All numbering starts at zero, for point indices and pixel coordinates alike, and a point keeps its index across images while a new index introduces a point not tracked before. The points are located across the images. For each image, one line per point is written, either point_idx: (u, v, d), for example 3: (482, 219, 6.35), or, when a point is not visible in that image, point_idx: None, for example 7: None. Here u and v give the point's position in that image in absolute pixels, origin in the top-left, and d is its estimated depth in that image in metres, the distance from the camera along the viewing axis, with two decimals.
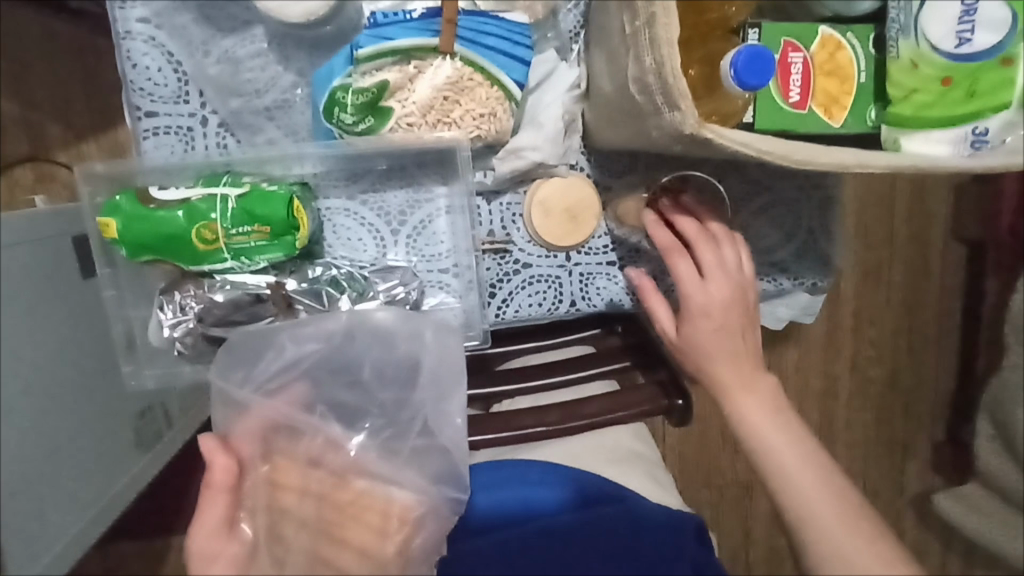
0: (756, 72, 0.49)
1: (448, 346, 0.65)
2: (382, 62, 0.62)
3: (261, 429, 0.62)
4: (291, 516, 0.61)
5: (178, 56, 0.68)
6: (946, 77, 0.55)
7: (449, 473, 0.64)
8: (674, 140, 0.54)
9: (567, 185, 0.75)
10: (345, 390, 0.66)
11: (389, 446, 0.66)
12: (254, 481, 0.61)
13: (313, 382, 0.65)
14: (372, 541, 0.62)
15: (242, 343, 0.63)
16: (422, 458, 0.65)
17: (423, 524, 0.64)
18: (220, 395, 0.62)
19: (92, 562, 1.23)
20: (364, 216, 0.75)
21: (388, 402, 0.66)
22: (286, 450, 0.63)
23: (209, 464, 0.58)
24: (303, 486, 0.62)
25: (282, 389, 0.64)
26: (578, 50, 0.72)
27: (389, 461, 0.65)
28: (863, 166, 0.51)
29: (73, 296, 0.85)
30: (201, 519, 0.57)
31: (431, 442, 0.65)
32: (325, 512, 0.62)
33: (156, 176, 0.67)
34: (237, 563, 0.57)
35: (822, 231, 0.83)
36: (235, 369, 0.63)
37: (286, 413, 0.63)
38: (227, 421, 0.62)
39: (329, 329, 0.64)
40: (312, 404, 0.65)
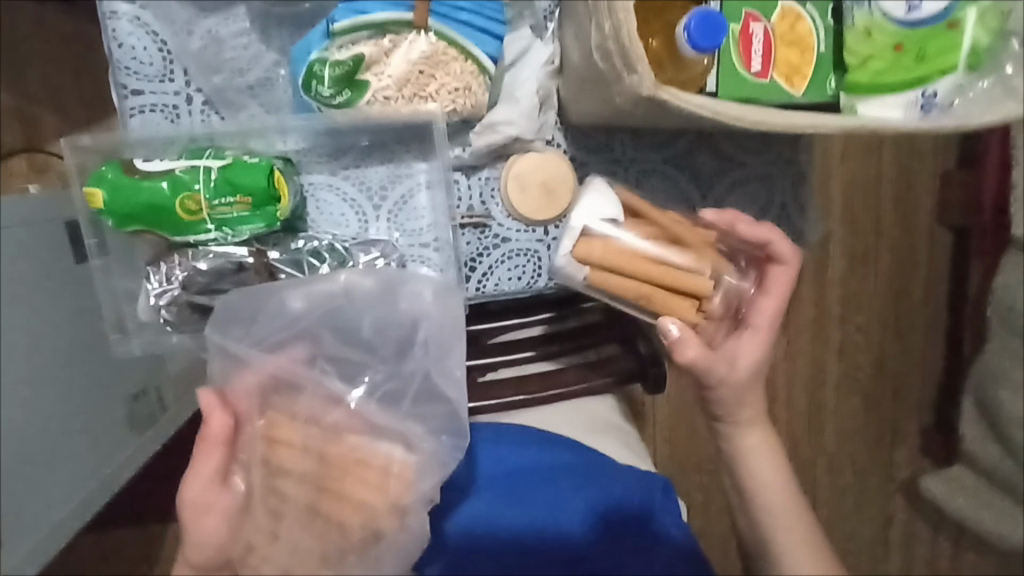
0: (707, 36, 0.52)
1: (453, 303, 0.65)
2: (358, 35, 0.64)
3: (259, 386, 0.63)
4: (287, 473, 0.61)
5: (163, 36, 0.70)
6: (898, 43, 0.58)
7: (450, 422, 0.65)
8: (636, 106, 0.56)
9: (543, 161, 0.77)
10: (343, 346, 0.66)
11: (387, 399, 0.65)
12: (250, 435, 0.63)
13: (312, 339, 0.65)
14: (370, 494, 0.61)
15: (241, 302, 0.64)
16: (422, 412, 0.65)
17: (423, 475, 0.63)
18: (218, 348, 0.63)
19: (88, 544, 1.25)
20: (346, 191, 0.77)
21: (386, 357, 0.66)
22: (283, 405, 0.63)
23: (206, 419, 0.61)
24: (300, 442, 0.62)
25: (283, 346, 0.64)
26: (553, 28, 0.74)
27: (390, 413, 0.65)
28: (816, 127, 0.54)
29: (68, 278, 0.87)
30: (196, 468, 0.61)
31: (432, 396, 0.65)
32: (322, 466, 0.62)
33: (141, 150, 0.70)
34: (227, 516, 0.61)
35: (796, 206, 0.84)
36: (233, 325, 0.63)
37: (286, 368, 0.64)
38: (226, 374, 0.63)
39: (326, 290, 0.64)
40: (313, 359, 0.65)
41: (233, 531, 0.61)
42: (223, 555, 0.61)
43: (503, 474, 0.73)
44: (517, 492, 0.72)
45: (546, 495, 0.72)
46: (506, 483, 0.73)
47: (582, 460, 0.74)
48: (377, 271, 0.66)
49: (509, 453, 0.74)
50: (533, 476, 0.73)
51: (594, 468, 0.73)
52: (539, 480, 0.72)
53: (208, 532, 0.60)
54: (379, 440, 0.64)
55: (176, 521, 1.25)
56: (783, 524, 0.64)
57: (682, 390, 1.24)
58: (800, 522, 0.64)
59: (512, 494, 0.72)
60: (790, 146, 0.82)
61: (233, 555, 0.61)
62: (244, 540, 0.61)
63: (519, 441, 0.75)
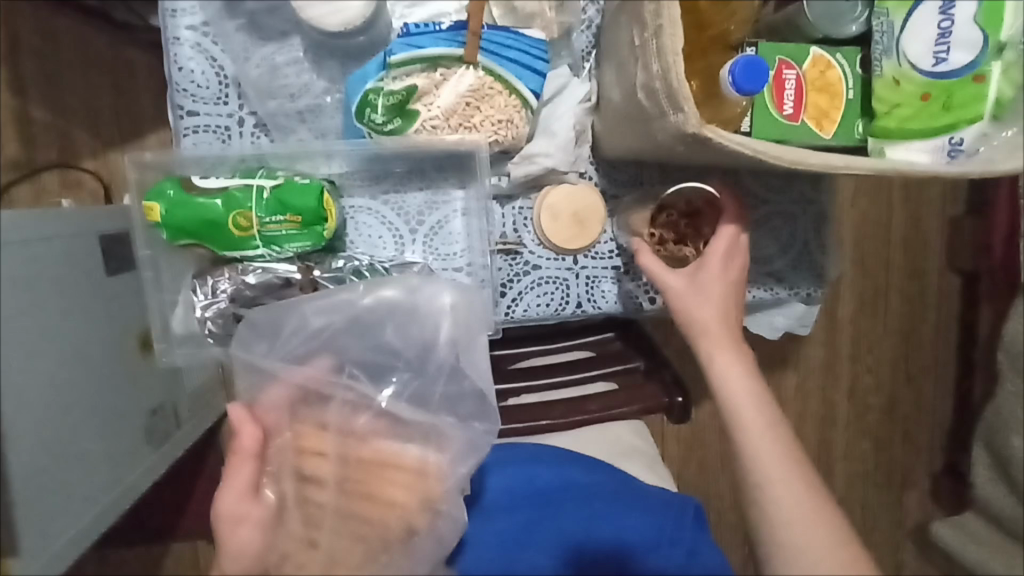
0: (751, 79, 0.55)
1: (472, 301, 0.65)
2: (412, 68, 0.68)
3: (287, 400, 0.62)
4: (319, 482, 0.60)
5: (222, 62, 0.74)
6: (925, 92, 0.62)
7: (481, 410, 0.63)
8: (677, 143, 0.59)
9: (575, 193, 0.80)
10: (369, 350, 0.65)
11: (416, 395, 0.64)
12: (280, 447, 0.61)
13: (339, 346, 0.64)
14: (403, 491, 0.60)
15: (264, 317, 0.65)
16: (453, 402, 0.64)
17: (461, 460, 0.63)
18: (244, 366, 0.63)
19: (89, 562, 1.24)
20: (385, 215, 0.80)
21: (412, 357, 0.64)
22: (309, 416, 0.62)
23: (237, 431, 0.59)
24: (331, 451, 0.61)
25: (309, 357, 0.64)
26: (590, 68, 0.78)
27: (419, 410, 0.63)
28: (850, 168, 0.57)
29: (105, 290, 0.89)
30: (227, 483, 0.58)
31: (460, 386, 0.63)
32: (348, 471, 0.60)
33: (194, 167, 0.72)
34: (262, 526, 0.58)
35: (818, 243, 0.88)
36: (257, 342, 0.64)
37: (314, 379, 0.63)
38: (253, 389, 0.63)
39: (343, 301, 0.65)
40: (340, 367, 0.64)
41: (267, 542, 0.58)
42: (261, 564, 0.58)
43: (525, 492, 0.72)
44: (534, 505, 0.71)
45: (563, 519, 0.69)
46: (529, 500, 0.71)
47: (605, 481, 0.72)
48: (398, 281, 0.66)
49: (528, 475, 0.73)
50: (548, 498, 0.71)
51: (616, 491, 0.71)
52: (554, 505, 0.71)
53: (245, 545, 0.57)
54: (411, 441, 0.63)
55: (182, 539, 1.25)
56: (776, 473, 0.59)
57: (697, 425, 1.24)
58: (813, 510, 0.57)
59: (535, 510, 0.71)
60: (812, 187, 0.86)
61: (268, 565, 0.58)
62: (279, 549, 0.58)
63: (547, 462, 0.73)
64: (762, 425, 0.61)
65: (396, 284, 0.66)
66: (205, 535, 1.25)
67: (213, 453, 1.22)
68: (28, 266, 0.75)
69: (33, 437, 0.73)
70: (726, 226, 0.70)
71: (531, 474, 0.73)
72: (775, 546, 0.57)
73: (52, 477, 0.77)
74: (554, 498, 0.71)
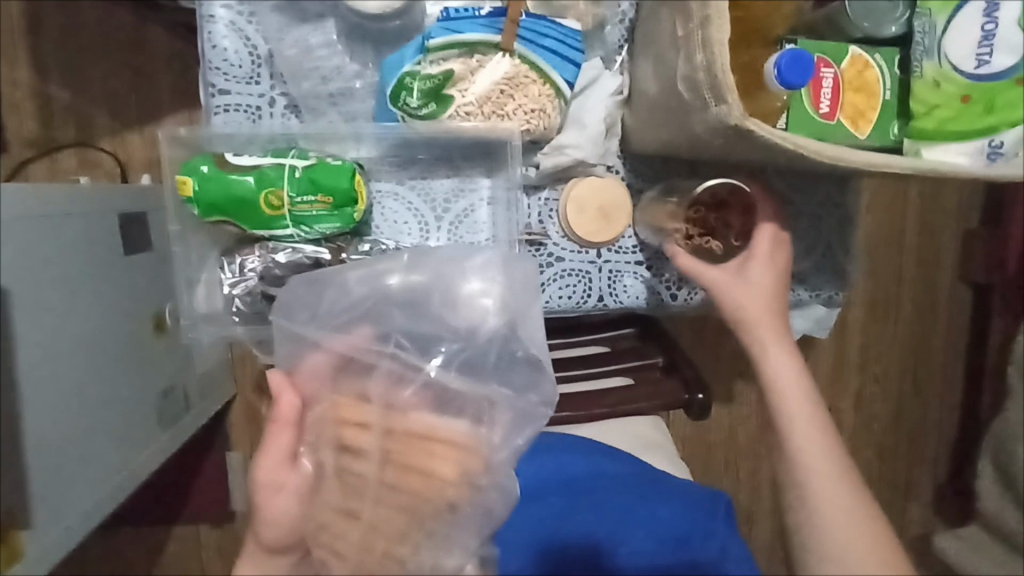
0: (797, 70, 0.55)
1: (522, 270, 0.65)
2: (449, 53, 0.68)
3: (329, 368, 0.62)
4: (359, 454, 0.59)
5: (256, 42, 0.74)
6: (966, 94, 0.61)
7: (534, 381, 0.62)
8: (716, 136, 0.59)
9: (601, 186, 0.80)
10: (416, 319, 0.63)
11: (468, 366, 0.61)
12: (317, 418, 0.61)
13: (384, 314, 0.63)
14: (446, 463, 0.57)
15: (307, 289, 0.66)
16: (505, 374, 0.62)
17: (513, 433, 0.61)
18: (285, 332, 0.64)
19: (92, 541, 1.25)
20: (411, 201, 0.80)
21: (462, 327, 0.62)
22: (350, 386, 0.61)
23: (275, 399, 0.61)
24: (373, 422, 0.59)
25: (352, 327, 0.63)
26: (622, 61, 0.79)
27: (471, 381, 0.61)
28: (888, 167, 0.57)
29: (124, 268, 0.90)
30: (268, 448, 0.61)
31: (512, 357, 0.62)
32: (388, 445, 0.58)
33: (224, 144, 0.73)
34: (300, 492, 0.60)
35: (841, 246, 0.88)
36: (300, 311, 0.65)
37: (356, 349, 0.62)
38: (292, 357, 0.64)
39: (389, 270, 0.65)
40: (386, 337, 0.62)
41: (304, 510, 0.60)
42: (297, 534, 0.61)
43: (559, 479, 0.72)
44: (567, 492, 0.71)
45: (590, 513, 0.69)
46: (563, 487, 0.71)
47: (643, 475, 0.72)
48: (443, 253, 0.66)
49: (561, 463, 0.73)
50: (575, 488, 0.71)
51: (649, 483, 0.71)
52: (580, 493, 0.71)
53: (280, 513, 0.60)
54: (458, 416, 0.60)
55: (185, 522, 1.25)
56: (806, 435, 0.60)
57: (706, 427, 1.24)
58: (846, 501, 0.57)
59: (567, 497, 0.71)
60: (837, 190, 0.86)
61: (306, 532, 0.60)
62: (315, 519, 0.60)
63: (584, 451, 0.74)
64: (801, 408, 0.61)
65: (444, 255, 0.65)
66: (209, 518, 1.25)
67: (221, 436, 1.22)
68: (46, 238, 0.75)
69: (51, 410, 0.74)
70: (765, 225, 0.70)
71: (567, 462, 0.73)
72: (797, 503, 0.57)
73: (69, 450, 0.77)
74: (589, 485, 0.71)
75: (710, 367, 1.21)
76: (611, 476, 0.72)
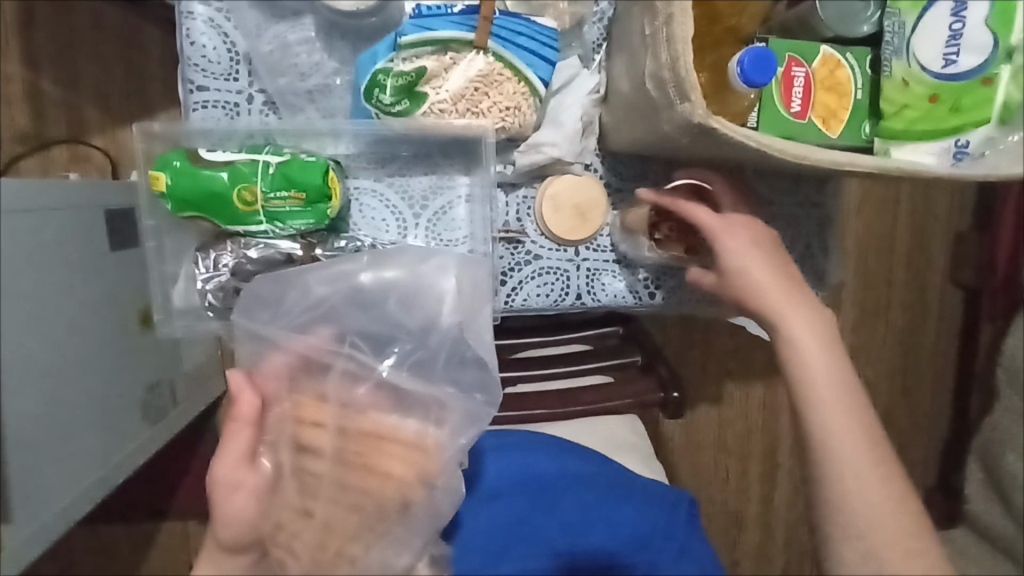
0: (760, 71, 0.55)
1: (476, 273, 0.66)
2: (422, 50, 0.69)
3: (290, 368, 0.62)
4: (317, 453, 0.58)
5: (234, 38, 0.74)
6: (933, 94, 0.61)
7: (482, 381, 0.63)
8: (686, 135, 0.59)
9: (579, 183, 0.80)
10: (370, 320, 0.63)
11: (419, 367, 0.63)
12: (278, 417, 0.61)
13: (340, 315, 0.63)
14: (396, 462, 0.58)
15: (267, 288, 0.65)
16: (455, 374, 0.63)
17: (460, 432, 0.63)
18: (247, 332, 0.63)
19: (81, 535, 1.25)
20: (389, 198, 0.80)
21: (414, 327, 0.63)
22: (309, 386, 0.61)
23: (235, 398, 0.60)
24: (330, 421, 0.59)
25: (312, 327, 0.63)
26: (600, 60, 0.79)
27: (421, 381, 0.62)
28: (852, 165, 0.57)
29: (109, 263, 0.90)
30: (225, 448, 0.60)
31: (461, 357, 0.63)
32: (346, 444, 0.59)
33: (202, 140, 0.73)
34: (256, 495, 0.59)
35: (820, 247, 0.88)
36: (261, 311, 0.64)
37: (315, 349, 0.62)
38: (256, 356, 0.63)
39: (348, 271, 0.65)
40: (342, 337, 0.63)
41: (261, 511, 0.59)
42: (254, 533, 0.59)
43: (523, 480, 0.72)
44: (533, 494, 0.72)
45: (555, 513, 0.71)
46: (529, 488, 0.72)
47: (608, 471, 0.73)
48: (400, 255, 0.66)
49: (526, 464, 0.72)
50: (542, 487, 0.72)
51: (613, 481, 0.72)
52: (547, 494, 0.71)
53: (240, 511, 0.58)
54: (408, 415, 0.61)
55: (172, 518, 1.25)
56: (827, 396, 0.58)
57: (694, 427, 1.24)
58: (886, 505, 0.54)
59: (532, 499, 0.71)
60: (817, 190, 0.86)
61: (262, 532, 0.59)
62: (273, 519, 0.59)
63: (549, 449, 0.73)
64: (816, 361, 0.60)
65: (404, 257, 0.66)
66: (196, 514, 1.25)
67: (208, 432, 1.22)
68: (31, 232, 0.75)
69: (35, 406, 0.74)
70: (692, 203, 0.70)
71: (531, 462, 0.72)
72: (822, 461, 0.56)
73: (50, 444, 0.77)
74: (553, 484, 0.72)
75: (697, 367, 1.21)
76: (576, 476, 0.72)
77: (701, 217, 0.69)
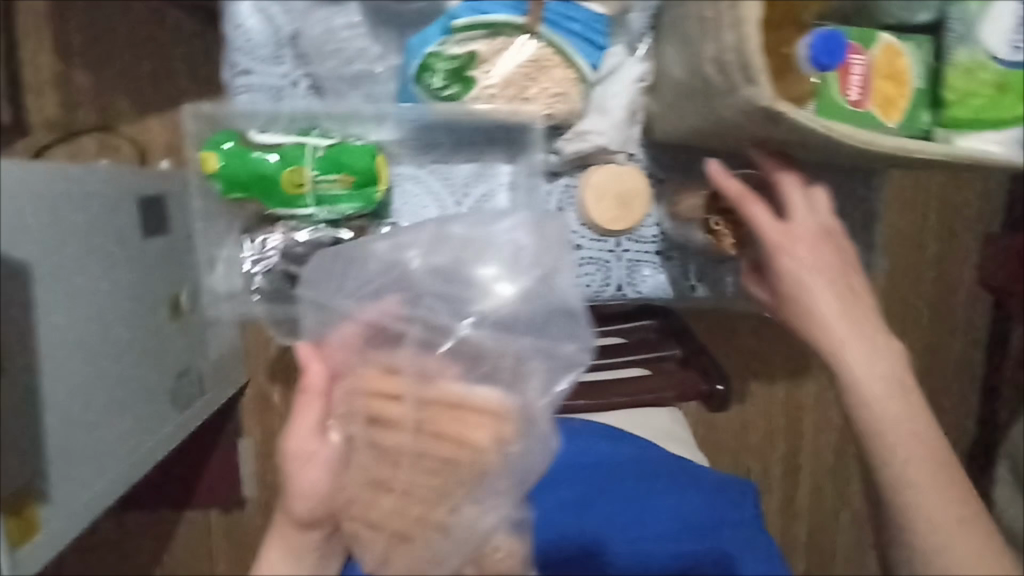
0: (830, 53, 0.57)
1: (549, 224, 0.63)
2: (474, 33, 0.67)
3: (358, 339, 0.62)
4: (389, 425, 0.57)
5: (279, 22, 0.74)
6: (1002, 82, 0.59)
7: (570, 330, 0.61)
8: (745, 121, 0.58)
9: (622, 174, 0.77)
10: (445, 281, 0.62)
11: (499, 327, 0.60)
12: (352, 386, 0.61)
13: (411, 278, 0.63)
14: (474, 431, 0.55)
15: (332, 262, 0.68)
16: (540, 328, 0.60)
17: (554, 387, 0.60)
18: (316, 305, 0.66)
19: (107, 524, 1.24)
20: (431, 185, 0.81)
21: (488, 286, 0.61)
22: (379, 358, 0.60)
23: (304, 367, 0.63)
24: (403, 394, 0.58)
25: (379, 295, 0.63)
26: (646, 47, 0.75)
27: (504, 340, 0.60)
28: (921, 151, 0.57)
29: (149, 248, 0.90)
30: (298, 417, 0.64)
31: (546, 309, 0.61)
32: (424, 414, 0.56)
33: (249, 122, 0.73)
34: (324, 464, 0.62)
35: (863, 241, 0.87)
36: (330, 284, 0.66)
37: (386, 315, 0.61)
38: (324, 328, 0.65)
39: (413, 237, 0.64)
40: (415, 300, 0.62)
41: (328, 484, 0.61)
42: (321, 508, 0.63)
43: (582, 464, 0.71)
44: (592, 479, 0.70)
45: (615, 496, 0.69)
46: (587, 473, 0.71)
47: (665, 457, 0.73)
48: (466, 217, 0.65)
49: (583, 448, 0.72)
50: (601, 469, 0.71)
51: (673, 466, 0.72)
52: (613, 484, 0.70)
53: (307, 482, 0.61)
54: (481, 382, 0.58)
55: (197, 507, 1.24)
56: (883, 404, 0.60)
57: (728, 427, 1.21)
58: (942, 486, 0.56)
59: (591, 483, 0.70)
60: (862, 183, 0.85)
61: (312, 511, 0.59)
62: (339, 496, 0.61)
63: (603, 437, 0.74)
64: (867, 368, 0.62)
65: (478, 223, 0.64)
66: (219, 504, 1.23)
67: (232, 424, 1.19)
68: (75, 215, 0.75)
69: (70, 388, 0.74)
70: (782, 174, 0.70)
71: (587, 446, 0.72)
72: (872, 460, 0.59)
73: (88, 425, 0.77)
74: (612, 470, 0.71)
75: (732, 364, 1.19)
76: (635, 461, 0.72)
77: (760, 214, 0.68)
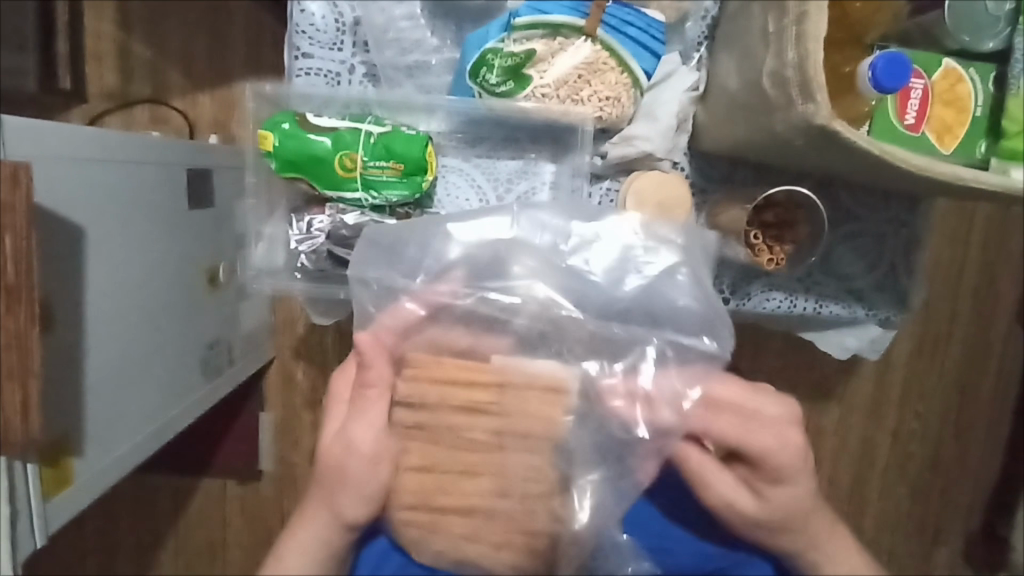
0: (894, 76, 0.56)
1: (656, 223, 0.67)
2: (533, 32, 0.69)
3: (412, 320, 0.63)
4: (465, 408, 0.59)
5: (342, 8, 0.76)
6: None
7: (689, 323, 0.64)
8: (800, 137, 0.58)
9: (663, 181, 0.75)
10: (553, 266, 0.66)
11: (606, 315, 0.65)
12: (410, 359, 0.61)
13: (504, 259, 0.66)
14: (549, 404, 0.60)
15: (381, 238, 0.67)
16: (654, 319, 0.65)
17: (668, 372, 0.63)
18: (364, 279, 0.65)
19: (124, 486, 1.26)
20: (474, 177, 0.81)
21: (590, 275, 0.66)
22: (444, 336, 0.63)
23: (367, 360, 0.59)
24: (490, 370, 0.60)
25: (446, 272, 0.65)
26: (700, 57, 0.78)
27: (614, 326, 0.65)
28: (974, 180, 0.56)
29: (194, 218, 0.92)
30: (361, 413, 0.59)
31: (663, 300, 0.65)
32: (512, 399, 0.59)
33: (308, 104, 0.75)
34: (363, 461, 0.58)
35: (905, 269, 0.85)
36: (381, 261, 0.66)
37: (453, 292, 0.64)
38: (379, 302, 0.65)
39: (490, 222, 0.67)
40: (508, 285, 0.65)
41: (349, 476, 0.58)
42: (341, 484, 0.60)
43: None
44: None
45: None
46: None
47: None
48: (549, 205, 0.68)
49: None
50: None
51: None
52: None
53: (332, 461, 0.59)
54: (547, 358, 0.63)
55: (212, 477, 1.25)
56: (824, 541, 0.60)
57: None
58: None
59: None
60: (908, 209, 0.83)
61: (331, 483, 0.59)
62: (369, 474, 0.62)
63: None
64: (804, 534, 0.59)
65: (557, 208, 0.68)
66: (233, 475, 1.24)
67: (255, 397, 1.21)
68: (126, 182, 0.77)
69: (114, 344, 0.76)
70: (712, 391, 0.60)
71: None
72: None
73: (123, 383, 0.78)
74: None
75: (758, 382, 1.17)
76: None
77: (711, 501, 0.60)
